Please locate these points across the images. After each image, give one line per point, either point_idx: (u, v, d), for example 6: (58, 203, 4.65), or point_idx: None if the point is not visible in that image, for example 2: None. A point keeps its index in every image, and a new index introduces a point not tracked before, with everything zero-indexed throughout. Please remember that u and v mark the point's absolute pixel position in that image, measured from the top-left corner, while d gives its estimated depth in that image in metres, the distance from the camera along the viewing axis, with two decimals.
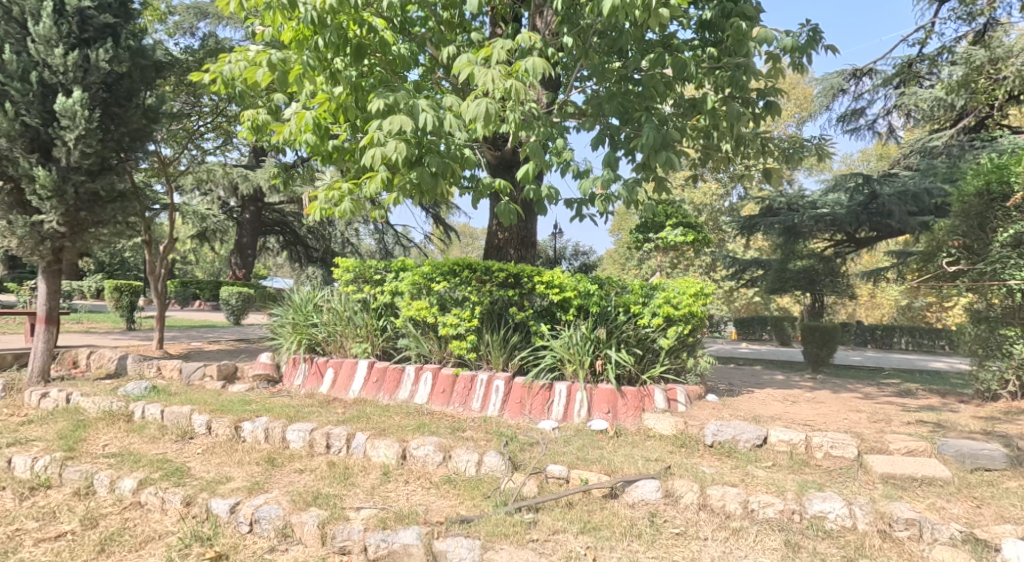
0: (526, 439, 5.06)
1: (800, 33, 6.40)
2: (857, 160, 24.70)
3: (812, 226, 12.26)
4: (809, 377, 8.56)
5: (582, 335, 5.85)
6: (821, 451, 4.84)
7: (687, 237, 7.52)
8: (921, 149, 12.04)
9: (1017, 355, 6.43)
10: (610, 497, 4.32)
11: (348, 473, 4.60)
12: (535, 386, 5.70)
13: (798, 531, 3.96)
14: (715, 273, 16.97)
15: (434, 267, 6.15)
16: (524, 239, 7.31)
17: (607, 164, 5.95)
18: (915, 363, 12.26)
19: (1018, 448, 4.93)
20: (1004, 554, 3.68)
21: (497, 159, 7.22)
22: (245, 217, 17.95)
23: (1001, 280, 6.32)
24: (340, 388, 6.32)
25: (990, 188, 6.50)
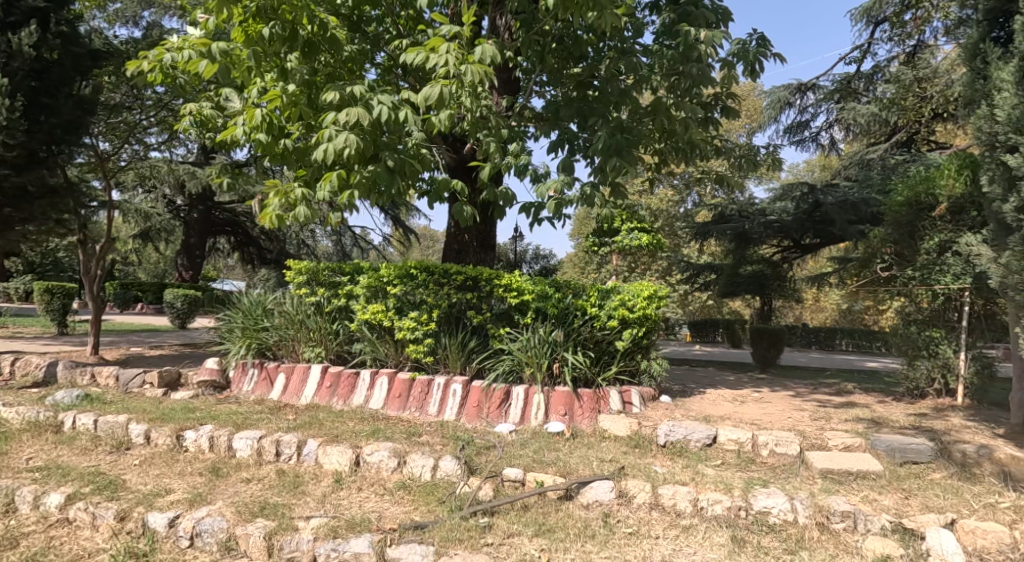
0: (483, 442, 5.11)
1: (749, 41, 6.65)
2: (802, 171, 25.40)
3: (762, 233, 12.52)
4: (756, 379, 8.80)
5: (540, 338, 5.93)
6: (766, 448, 5.00)
7: (641, 242, 7.63)
8: (859, 161, 12.52)
9: (944, 355, 6.76)
10: (566, 498, 4.40)
11: (298, 482, 4.58)
12: (491, 389, 5.74)
13: (744, 527, 4.10)
14: (671, 276, 17.25)
15: (389, 269, 6.12)
16: (484, 242, 7.37)
17: (561, 168, 6.05)
18: (852, 364, 12.82)
19: (943, 442, 5.17)
20: (927, 542, 3.81)
21: (456, 160, 7.27)
22: (193, 216, 17.55)
23: (928, 285, 6.65)
24: (291, 394, 6.30)
25: (919, 199, 6.79)
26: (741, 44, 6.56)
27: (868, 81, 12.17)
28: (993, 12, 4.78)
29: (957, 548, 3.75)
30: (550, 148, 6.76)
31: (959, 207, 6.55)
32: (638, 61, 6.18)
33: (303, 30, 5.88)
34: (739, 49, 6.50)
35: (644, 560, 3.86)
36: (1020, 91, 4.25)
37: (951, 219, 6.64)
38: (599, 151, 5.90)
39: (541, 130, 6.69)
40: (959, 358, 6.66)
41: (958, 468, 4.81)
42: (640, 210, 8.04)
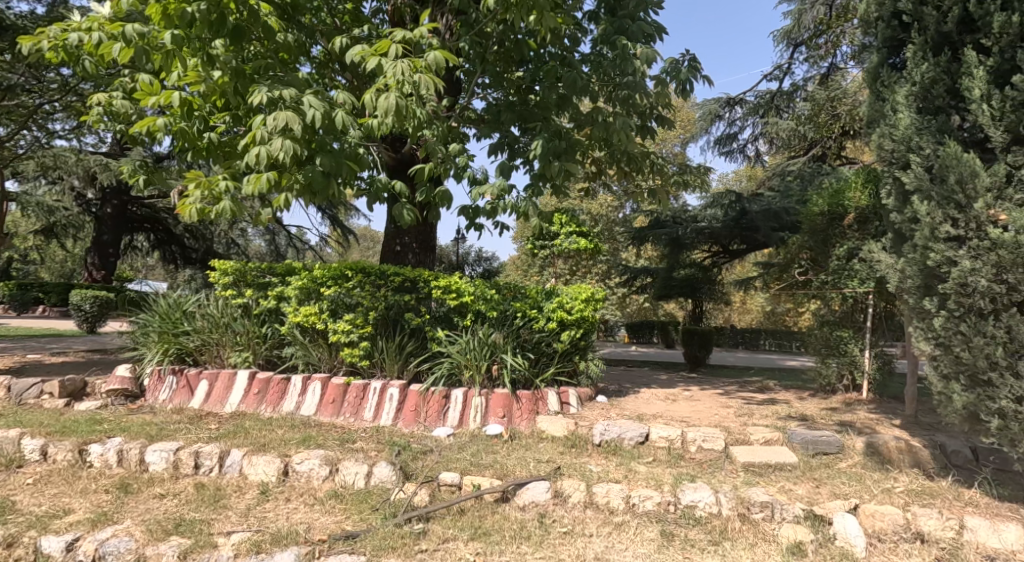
0: (420, 447, 5.12)
1: (681, 60, 6.90)
2: (730, 181, 26.19)
3: (693, 239, 12.90)
4: (688, 378, 9.08)
5: (479, 340, 5.99)
6: (694, 444, 5.19)
7: (579, 245, 7.77)
8: (781, 172, 12.99)
9: (852, 354, 7.14)
10: (502, 501, 4.47)
11: (219, 495, 4.51)
12: (430, 394, 5.75)
13: (672, 521, 4.28)
14: (609, 280, 17.57)
15: (322, 271, 6.02)
16: (423, 243, 7.39)
17: (500, 172, 6.12)
18: (773, 364, 12.85)
19: (850, 433, 5.50)
20: (834, 526, 4.13)
21: (395, 160, 7.26)
22: (106, 211, 16.86)
23: (839, 288, 7.04)
24: (215, 401, 6.13)
25: (832, 209, 7.15)
26: (673, 61, 6.81)
27: (788, 98, 12.66)
28: (891, 41, 4.97)
29: (859, 530, 4.07)
30: (490, 151, 6.84)
31: (864, 216, 6.95)
32: (576, 72, 6.32)
33: (231, 16, 5.58)
34: (671, 67, 6.73)
35: (578, 558, 3.96)
36: (911, 113, 4.54)
37: (857, 228, 7.05)
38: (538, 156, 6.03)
39: (482, 133, 6.75)
40: (864, 356, 7.10)
41: (864, 457, 5.13)
42: (576, 214, 8.18)
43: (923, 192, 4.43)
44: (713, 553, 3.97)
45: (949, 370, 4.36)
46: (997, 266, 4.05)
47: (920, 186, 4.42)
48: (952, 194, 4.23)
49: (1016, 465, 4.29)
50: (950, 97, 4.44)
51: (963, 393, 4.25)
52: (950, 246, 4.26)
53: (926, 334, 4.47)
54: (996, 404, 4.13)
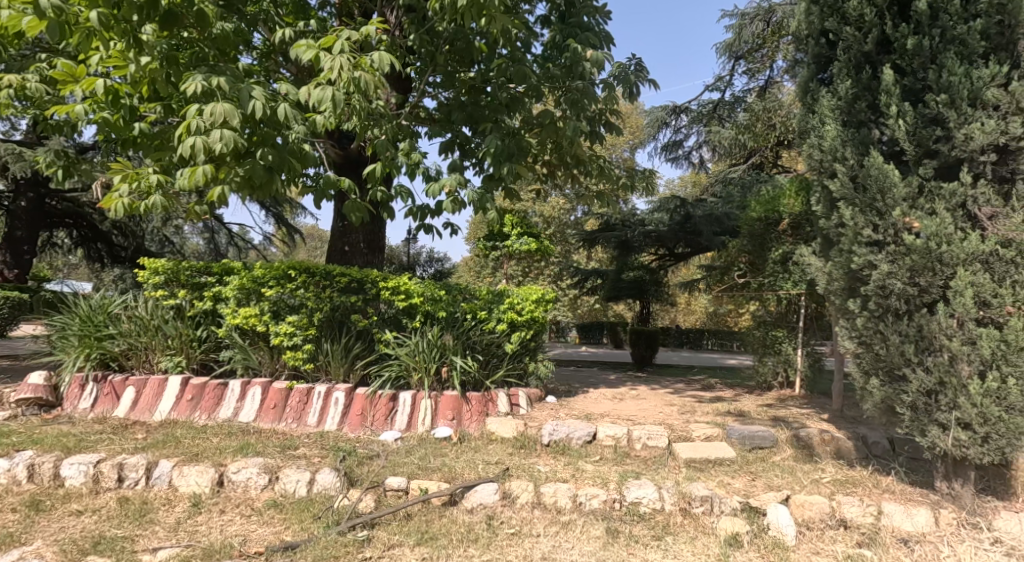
0: (366, 452, 5.11)
1: (628, 64, 7.05)
2: (676, 187, 26.67)
3: (641, 241, 13.12)
4: (633, 377, 9.25)
5: (428, 342, 5.99)
6: (639, 442, 5.30)
7: (530, 246, 7.80)
8: (723, 179, 12.98)
9: (785, 352, 7.47)
10: (450, 504, 4.49)
11: (145, 509, 4.38)
12: (377, 397, 5.76)
13: (617, 518, 4.38)
14: (560, 282, 17.73)
15: (264, 270, 5.80)
16: (372, 242, 7.38)
17: (452, 170, 6.14)
18: (715, 363, 12.86)
19: (784, 428, 5.72)
20: (768, 517, 4.29)
21: (342, 157, 7.22)
22: (20, 206, 14.06)
23: (774, 289, 7.32)
24: (143, 410, 5.91)
25: (768, 215, 7.37)
26: (621, 65, 6.95)
27: (729, 108, 12.99)
28: (819, 58, 5.21)
29: (790, 520, 4.25)
30: (441, 151, 6.88)
31: (797, 221, 7.24)
32: (526, 69, 6.37)
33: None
34: (619, 72, 6.86)
35: (525, 558, 4.03)
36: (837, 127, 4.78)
37: (791, 232, 7.32)
38: (490, 155, 6.05)
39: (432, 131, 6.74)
40: (797, 355, 7.41)
41: (795, 450, 5.36)
42: (528, 216, 8.25)
43: (848, 200, 4.69)
44: (656, 548, 4.08)
45: (869, 367, 4.66)
46: (911, 270, 4.34)
47: (845, 194, 4.68)
48: (873, 202, 4.52)
49: (926, 453, 4.59)
50: (870, 113, 4.71)
51: (881, 386, 4.57)
52: (871, 250, 4.53)
53: (849, 333, 4.76)
54: (910, 396, 4.43)
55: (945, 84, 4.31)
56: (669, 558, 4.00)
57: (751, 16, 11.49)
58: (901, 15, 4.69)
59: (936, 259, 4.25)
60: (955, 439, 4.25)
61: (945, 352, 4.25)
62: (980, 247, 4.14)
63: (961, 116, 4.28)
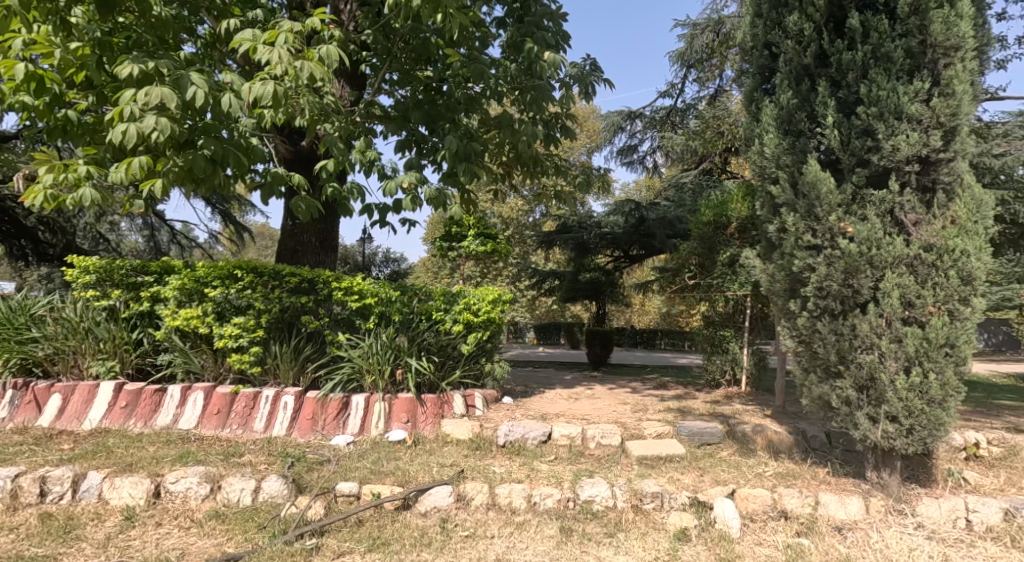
0: (315, 458, 5.07)
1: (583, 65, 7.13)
2: (632, 190, 26.98)
3: (598, 243, 13.22)
4: (588, 377, 9.38)
5: (382, 344, 5.95)
6: (593, 441, 5.40)
7: (487, 247, 7.85)
8: (675, 184, 13.02)
9: (732, 351, 7.72)
10: (403, 508, 4.49)
11: (71, 526, 4.22)
12: (328, 401, 5.65)
13: (571, 517, 4.44)
14: (518, 282, 17.81)
15: (208, 270, 5.69)
16: (325, 240, 7.30)
17: (409, 168, 6.07)
18: (668, 363, 12.74)
19: (731, 425, 5.90)
20: (715, 511, 4.42)
21: (293, 154, 7.11)
22: None
23: (722, 291, 7.53)
24: (71, 418, 5.60)
25: (717, 220, 7.54)
26: (576, 66, 7.02)
27: (682, 115, 13.23)
28: (763, 69, 5.36)
29: (736, 513, 4.38)
30: (397, 149, 6.83)
31: (744, 225, 7.46)
32: (482, 68, 6.35)
33: None
34: (576, 72, 6.92)
35: (479, 560, 4.06)
36: (778, 136, 4.96)
37: (739, 236, 7.52)
38: (448, 155, 6.05)
39: (388, 129, 6.75)
40: (743, 354, 7.65)
41: (740, 445, 5.54)
42: (486, 217, 8.24)
43: (789, 205, 4.89)
44: (608, 545, 4.15)
45: (807, 364, 4.90)
46: (845, 271, 4.60)
47: (786, 200, 4.88)
48: (812, 207, 4.71)
49: (857, 444, 4.84)
50: (809, 123, 4.90)
51: (819, 383, 4.81)
52: (810, 253, 4.75)
53: (791, 332, 4.99)
54: (844, 390, 4.66)
55: (875, 98, 4.55)
56: (620, 554, 4.08)
57: (703, 25, 11.69)
58: (836, 32, 4.92)
59: (867, 261, 4.54)
60: (883, 431, 4.52)
61: (876, 349, 4.52)
62: (904, 250, 4.46)
63: (888, 128, 4.52)
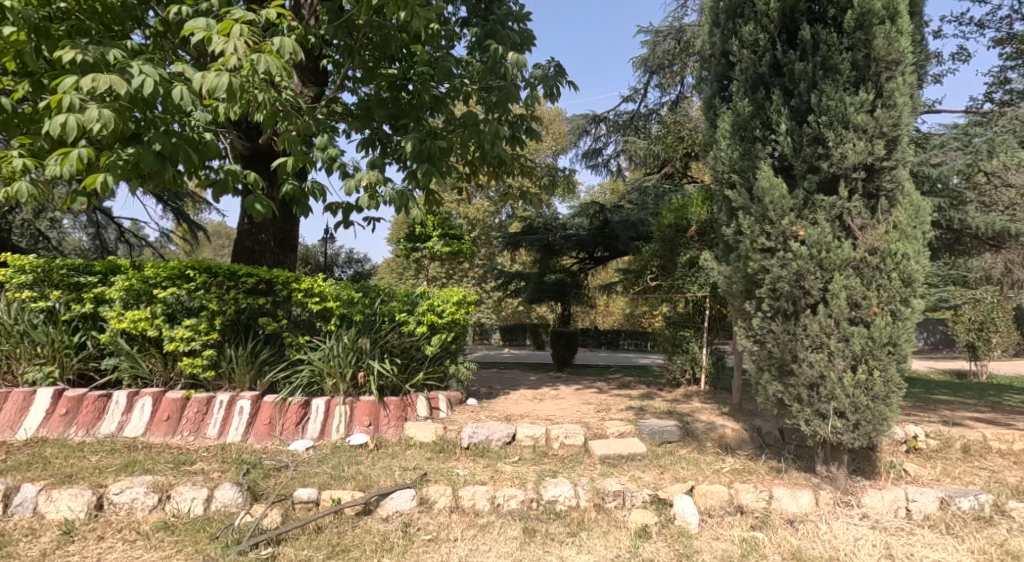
0: (272, 464, 4.99)
1: (547, 66, 7.18)
2: (597, 192, 27.19)
3: (563, 245, 13.29)
4: (553, 377, 9.43)
5: (343, 347, 5.88)
6: (557, 441, 5.42)
7: (452, 247, 7.84)
8: (637, 188, 13.11)
9: (692, 350, 7.86)
10: (363, 513, 4.47)
11: (4, 542, 4.11)
12: (287, 405, 5.60)
13: (534, 518, 4.48)
14: (484, 283, 17.81)
15: (156, 270, 5.54)
16: (283, 240, 7.19)
17: (371, 167, 6.01)
18: (630, 363, 12.92)
19: (689, 422, 6.00)
20: (675, 508, 4.50)
21: (250, 150, 7.01)
22: None
23: (682, 292, 7.65)
24: (4, 426, 5.37)
25: (678, 223, 7.66)
26: (540, 67, 7.07)
27: (645, 119, 13.39)
28: (721, 77, 5.46)
29: (695, 509, 4.47)
30: (359, 147, 6.81)
31: (704, 228, 7.59)
32: (446, 68, 6.37)
33: None
34: (540, 74, 6.97)
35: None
36: (734, 143, 5.10)
37: (699, 239, 7.64)
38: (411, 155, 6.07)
39: (352, 127, 6.58)
40: (702, 353, 7.79)
41: (699, 443, 5.64)
42: (451, 218, 8.23)
43: (746, 209, 5.00)
44: (571, 545, 4.20)
45: (762, 363, 5.01)
46: (797, 273, 4.72)
47: (743, 204, 4.99)
48: (766, 212, 4.83)
49: (807, 439, 4.98)
50: (764, 130, 5.00)
51: (773, 381, 4.93)
52: (764, 256, 4.87)
53: (747, 332, 5.10)
54: (796, 388, 4.78)
55: (825, 108, 4.69)
56: (583, 553, 4.12)
57: (665, 33, 11.83)
58: (790, 43, 5.04)
59: (818, 264, 4.67)
60: (832, 427, 4.65)
61: (825, 348, 4.65)
62: (852, 253, 4.60)
63: (837, 137, 4.66)
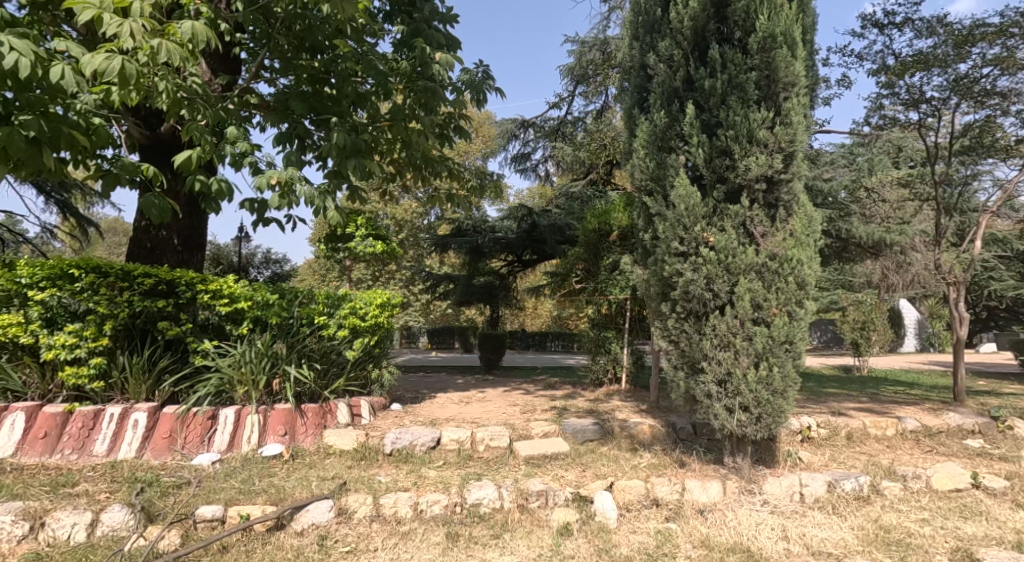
0: (172, 480, 4.79)
1: (477, 70, 7.23)
2: (525, 195, 27.47)
3: (491, 248, 13.30)
4: (479, 379, 9.47)
5: (256, 352, 5.66)
6: (482, 444, 5.47)
7: (374, 248, 7.62)
8: (564, 194, 13.39)
9: (613, 351, 8.09)
10: (276, 528, 4.36)
11: None
12: (191, 417, 5.35)
13: (458, 522, 4.51)
14: (413, 284, 17.70)
15: (36, 270, 5.12)
16: (189, 238, 6.81)
17: (288, 162, 5.85)
18: (556, 363, 13.56)
19: (608, 420, 6.16)
20: (595, 505, 4.62)
21: (149, 139, 6.63)
22: None
23: (605, 295, 7.85)
24: None
25: (601, 228, 7.84)
26: (469, 70, 7.11)
27: (571, 126, 13.64)
28: (639, 89, 5.67)
29: (613, 505, 4.60)
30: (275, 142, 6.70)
31: (626, 234, 7.81)
32: (373, 63, 6.29)
33: None
34: (469, 78, 7.03)
35: None
36: (651, 153, 5.29)
37: (621, 244, 7.85)
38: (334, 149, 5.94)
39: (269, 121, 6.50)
40: (623, 354, 8.01)
41: (618, 440, 5.80)
42: (375, 219, 8.13)
43: (662, 217, 5.19)
44: (494, 547, 4.26)
45: (676, 361, 5.20)
46: (708, 277, 4.93)
47: (660, 212, 5.18)
48: (680, 218, 5.03)
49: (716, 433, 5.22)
50: (678, 140, 5.21)
51: (686, 379, 5.13)
52: (679, 260, 5.06)
53: (662, 333, 5.29)
54: (706, 386, 4.99)
55: (731, 123, 4.95)
56: (505, 555, 4.19)
57: (591, 44, 12.14)
58: (701, 60, 5.29)
59: (727, 268, 4.90)
60: (738, 421, 4.86)
61: (731, 347, 4.88)
62: (755, 258, 4.84)
63: (742, 150, 4.92)
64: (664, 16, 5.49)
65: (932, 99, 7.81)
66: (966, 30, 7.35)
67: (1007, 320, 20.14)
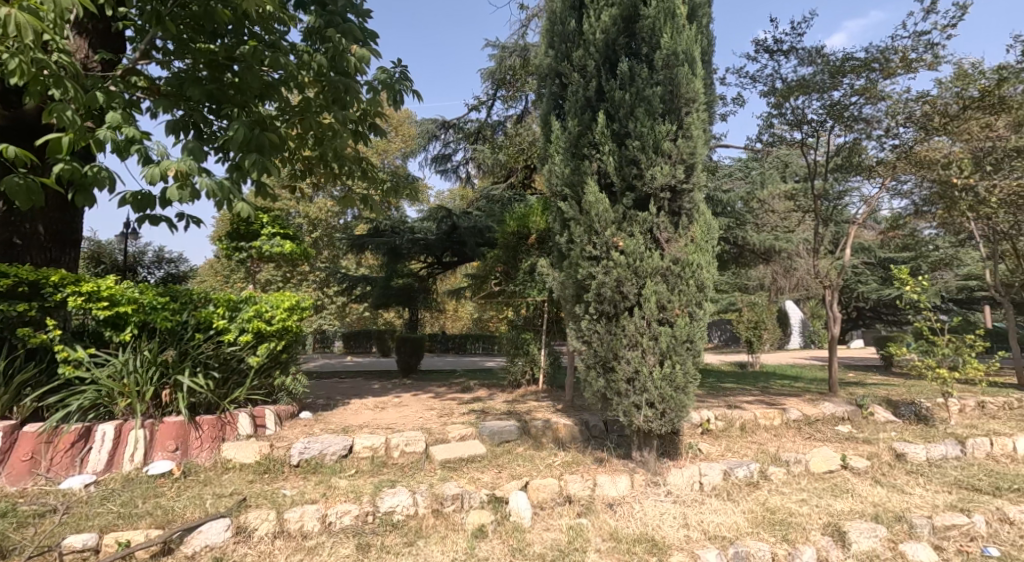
0: (33, 509, 4.53)
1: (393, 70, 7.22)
2: (446, 198, 27.41)
3: (410, 249, 13.13)
4: (397, 384, 9.39)
5: (142, 361, 5.45)
6: (397, 449, 5.44)
7: (282, 248, 7.42)
8: (485, 196, 13.50)
9: (532, 351, 8.25)
10: (162, 553, 4.19)
11: None
12: (58, 437, 5.04)
13: (369, 532, 4.48)
14: (330, 285, 17.32)
15: None
16: (58, 236, 6.36)
17: (188, 153, 5.64)
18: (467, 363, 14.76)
19: (526, 420, 6.25)
20: (511, 505, 4.68)
21: (9, 119, 6.09)
22: None
23: (523, 297, 7.95)
24: None
25: (520, 231, 7.94)
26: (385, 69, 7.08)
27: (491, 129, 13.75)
28: (554, 97, 5.77)
29: (527, 503, 4.67)
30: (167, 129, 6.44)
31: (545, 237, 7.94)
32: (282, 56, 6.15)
33: None
34: (385, 78, 7.00)
35: None
36: (565, 159, 5.41)
37: (539, 247, 7.97)
38: (235, 142, 5.75)
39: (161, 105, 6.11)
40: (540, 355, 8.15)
41: (535, 440, 5.89)
42: (283, 217, 7.91)
43: (575, 220, 5.31)
44: (407, 555, 4.26)
45: (589, 361, 5.32)
46: (618, 279, 5.09)
47: (572, 216, 5.30)
48: (592, 223, 5.17)
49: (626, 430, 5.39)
50: (589, 147, 5.35)
51: (598, 380, 5.26)
52: (591, 264, 5.19)
53: (576, 335, 5.39)
54: (617, 386, 5.14)
55: (639, 133, 5.12)
56: None
57: (511, 50, 12.31)
58: (611, 72, 5.45)
59: (636, 272, 5.07)
60: (645, 417, 5.04)
61: (639, 346, 5.07)
62: (660, 263, 5.05)
63: (648, 160, 5.11)
64: (578, 27, 5.62)
65: (814, 121, 8.32)
66: (838, 62, 7.86)
67: (872, 320, 20.84)
